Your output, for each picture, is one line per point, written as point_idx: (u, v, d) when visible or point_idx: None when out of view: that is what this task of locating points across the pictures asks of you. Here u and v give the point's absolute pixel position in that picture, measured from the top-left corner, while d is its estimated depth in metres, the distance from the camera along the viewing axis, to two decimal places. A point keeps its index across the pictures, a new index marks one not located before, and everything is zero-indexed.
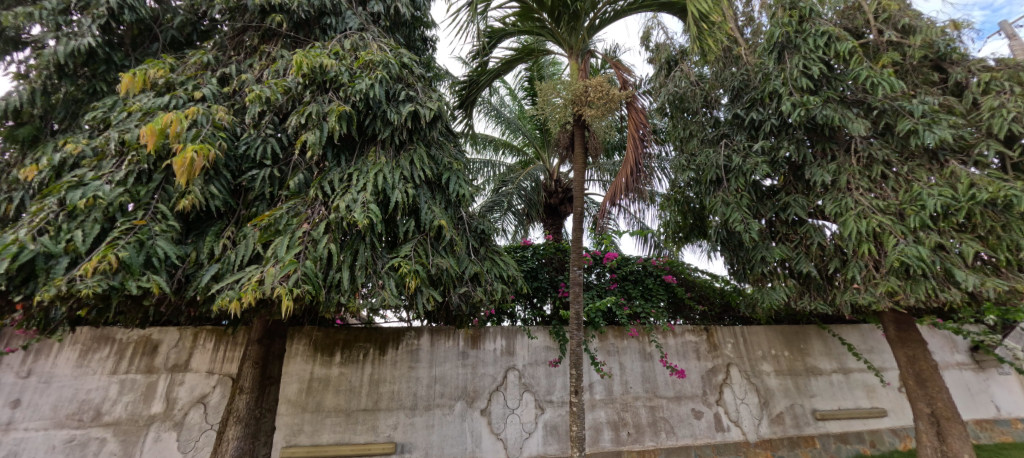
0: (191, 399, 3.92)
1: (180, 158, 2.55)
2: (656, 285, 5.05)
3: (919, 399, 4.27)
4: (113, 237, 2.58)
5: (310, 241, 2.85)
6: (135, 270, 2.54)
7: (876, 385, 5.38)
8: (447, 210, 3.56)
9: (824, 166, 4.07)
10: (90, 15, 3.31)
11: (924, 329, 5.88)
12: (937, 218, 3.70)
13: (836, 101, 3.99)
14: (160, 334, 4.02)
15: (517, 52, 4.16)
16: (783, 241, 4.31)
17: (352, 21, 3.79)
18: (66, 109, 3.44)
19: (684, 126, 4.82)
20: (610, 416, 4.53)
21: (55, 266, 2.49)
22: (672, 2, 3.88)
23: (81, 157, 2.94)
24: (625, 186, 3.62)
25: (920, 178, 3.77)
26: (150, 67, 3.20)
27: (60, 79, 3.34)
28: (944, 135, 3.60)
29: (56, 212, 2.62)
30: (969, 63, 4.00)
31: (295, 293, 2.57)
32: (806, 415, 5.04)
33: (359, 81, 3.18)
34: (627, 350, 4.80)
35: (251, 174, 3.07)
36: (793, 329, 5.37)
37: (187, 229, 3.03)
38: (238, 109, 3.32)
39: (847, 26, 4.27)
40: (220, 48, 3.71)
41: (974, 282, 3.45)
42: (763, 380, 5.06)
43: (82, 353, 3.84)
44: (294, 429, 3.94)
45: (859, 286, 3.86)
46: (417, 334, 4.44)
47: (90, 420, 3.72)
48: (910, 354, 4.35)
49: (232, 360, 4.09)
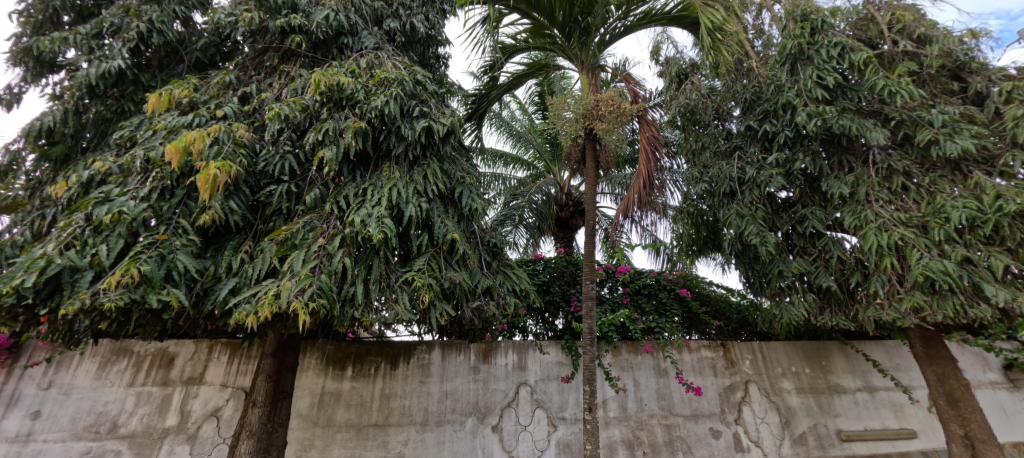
0: (204, 413, 3.94)
1: (203, 175, 2.62)
2: (670, 299, 4.99)
3: (951, 420, 4.07)
4: (136, 251, 2.65)
5: (325, 255, 2.90)
6: (156, 284, 2.59)
7: (904, 405, 5.14)
8: (460, 224, 3.58)
9: (842, 177, 3.97)
10: (121, 38, 3.47)
11: (953, 346, 5.66)
12: (962, 230, 3.56)
13: (852, 111, 3.93)
14: (176, 347, 4.08)
15: (528, 67, 4.25)
16: (802, 255, 4.22)
17: (368, 40, 3.89)
18: (96, 128, 3.60)
19: (695, 138, 4.73)
20: (624, 435, 4.43)
21: (80, 279, 2.55)
22: (682, 16, 3.94)
23: (107, 174, 3.03)
24: (636, 201, 3.59)
25: (942, 190, 3.67)
26: (175, 87, 3.31)
27: (91, 99, 3.49)
28: (966, 145, 3.53)
29: (83, 227, 2.70)
30: (989, 72, 3.89)
31: (311, 307, 2.59)
32: (830, 436, 4.85)
33: (375, 98, 3.24)
34: (642, 366, 4.70)
35: (269, 190, 3.16)
36: (814, 345, 5.21)
37: (206, 244, 3.11)
38: (258, 127, 3.43)
39: (860, 37, 4.23)
40: (242, 68, 3.85)
41: (1005, 298, 3.32)
42: (784, 399, 4.90)
43: (100, 365, 3.91)
44: (304, 444, 3.95)
45: (882, 302, 3.75)
46: (428, 348, 4.42)
47: (106, 432, 3.76)
48: (939, 372, 4.16)
49: (246, 374, 4.10)
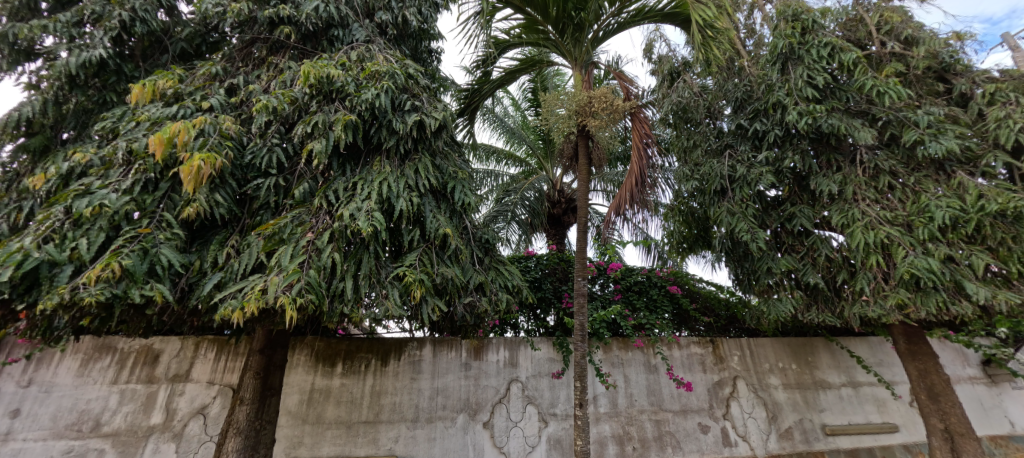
0: (191, 410, 3.88)
1: (187, 167, 2.57)
2: (661, 296, 5.03)
3: (932, 414, 4.17)
4: (118, 245, 2.58)
5: (314, 250, 2.86)
6: (139, 278, 2.53)
7: (887, 399, 5.26)
8: (452, 219, 3.55)
9: (830, 176, 4.03)
10: (102, 27, 3.36)
11: (934, 342, 5.81)
12: (945, 229, 3.64)
13: (841, 111, 3.99)
14: (161, 343, 4.00)
15: (521, 63, 4.20)
16: (790, 253, 4.27)
17: (359, 33, 3.84)
18: (76, 118, 3.49)
19: (687, 136, 4.74)
20: (615, 430, 4.46)
21: (59, 274, 2.48)
22: (675, 13, 3.93)
23: (88, 166, 2.95)
24: (629, 198, 3.60)
25: (927, 189, 3.74)
26: (159, 78, 3.24)
27: (71, 89, 3.39)
28: (951, 145, 3.59)
29: (62, 220, 2.63)
30: (972, 74, 3.98)
31: (299, 302, 2.55)
32: (816, 430, 4.94)
33: (366, 91, 3.21)
34: (632, 362, 4.74)
35: (257, 183, 3.09)
36: (800, 341, 5.29)
37: (191, 238, 3.05)
38: (245, 119, 3.35)
39: (849, 38, 4.29)
40: (229, 59, 3.76)
41: (986, 295, 3.39)
42: (771, 394, 4.98)
43: (83, 363, 3.82)
44: (293, 441, 3.91)
45: (868, 298, 3.82)
46: (419, 345, 4.39)
47: (89, 430, 3.69)
48: (921, 368, 4.26)
49: (233, 371, 4.05)
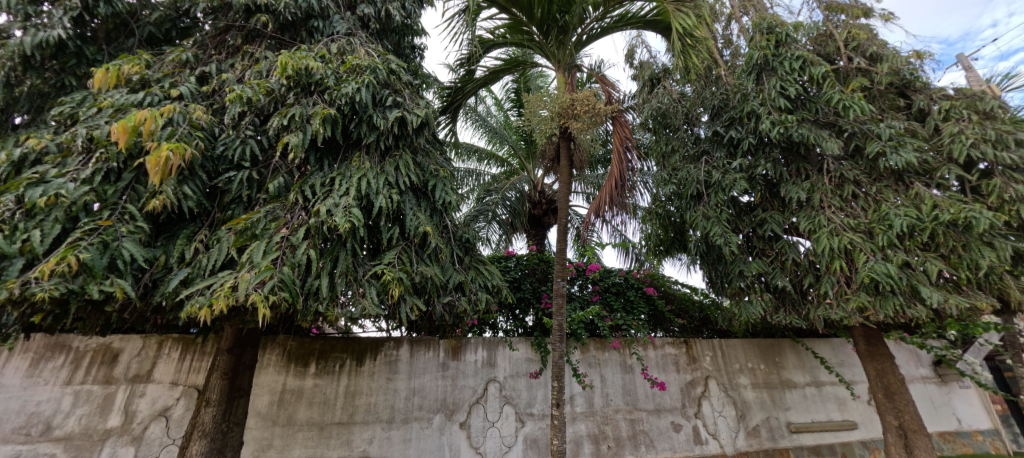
0: (152, 412, 3.70)
1: (154, 157, 2.45)
2: (637, 297, 5.12)
3: (887, 412, 4.39)
4: (76, 237, 2.44)
5: (289, 246, 2.77)
6: (98, 273, 2.40)
7: (846, 398, 5.51)
8: (433, 218, 3.51)
9: (799, 184, 4.19)
10: (61, 6, 3.17)
11: (890, 343, 6.13)
12: (903, 237, 3.84)
13: (811, 122, 4.16)
14: (121, 342, 3.81)
15: (505, 63, 4.18)
16: (760, 256, 4.44)
17: (340, 25, 3.75)
18: (31, 102, 3.31)
19: (666, 141, 4.88)
20: (590, 429, 4.51)
21: (9, 267, 2.34)
22: (656, 21, 4.02)
23: (44, 152, 2.78)
24: (609, 200, 3.65)
25: (887, 198, 3.94)
26: (124, 63, 3.08)
27: (25, 71, 3.19)
28: (909, 158, 3.80)
29: (13, 210, 2.46)
30: (930, 91, 4.22)
31: (272, 300, 2.47)
32: (781, 428, 5.13)
33: (346, 84, 3.14)
34: (608, 362, 4.80)
35: (229, 176, 2.98)
36: (768, 342, 5.49)
37: (157, 232, 2.91)
38: (217, 109, 3.23)
39: (819, 52, 4.50)
40: (201, 46, 3.62)
41: (939, 299, 3.59)
42: (740, 393, 5.14)
43: (33, 362, 3.59)
44: (262, 443, 3.78)
45: (831, 301, 3.99)
46: (396, 344, 4.33)
47: (38, 434, 3.46)
48: (877, 368, 4.48)
49: (199, 371, 3.89)
